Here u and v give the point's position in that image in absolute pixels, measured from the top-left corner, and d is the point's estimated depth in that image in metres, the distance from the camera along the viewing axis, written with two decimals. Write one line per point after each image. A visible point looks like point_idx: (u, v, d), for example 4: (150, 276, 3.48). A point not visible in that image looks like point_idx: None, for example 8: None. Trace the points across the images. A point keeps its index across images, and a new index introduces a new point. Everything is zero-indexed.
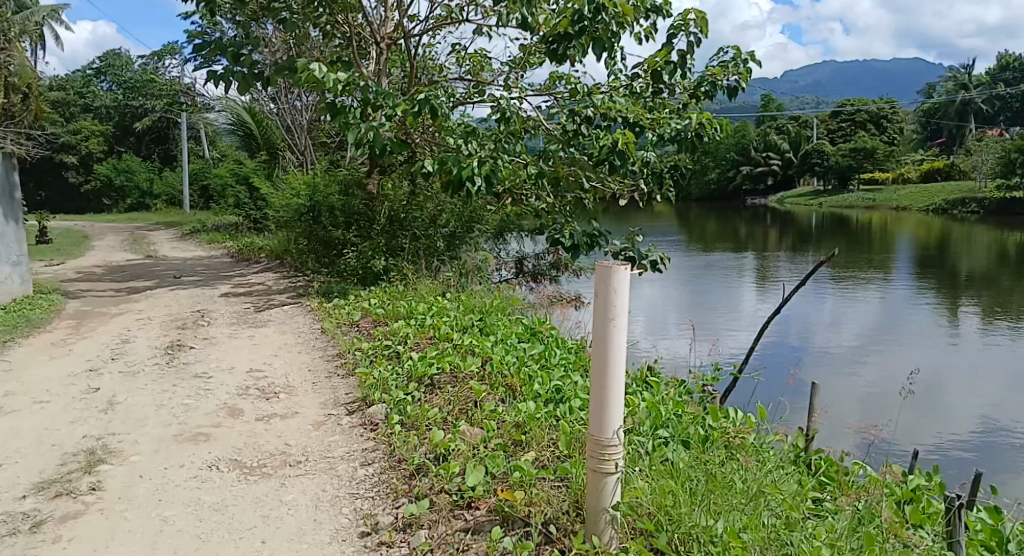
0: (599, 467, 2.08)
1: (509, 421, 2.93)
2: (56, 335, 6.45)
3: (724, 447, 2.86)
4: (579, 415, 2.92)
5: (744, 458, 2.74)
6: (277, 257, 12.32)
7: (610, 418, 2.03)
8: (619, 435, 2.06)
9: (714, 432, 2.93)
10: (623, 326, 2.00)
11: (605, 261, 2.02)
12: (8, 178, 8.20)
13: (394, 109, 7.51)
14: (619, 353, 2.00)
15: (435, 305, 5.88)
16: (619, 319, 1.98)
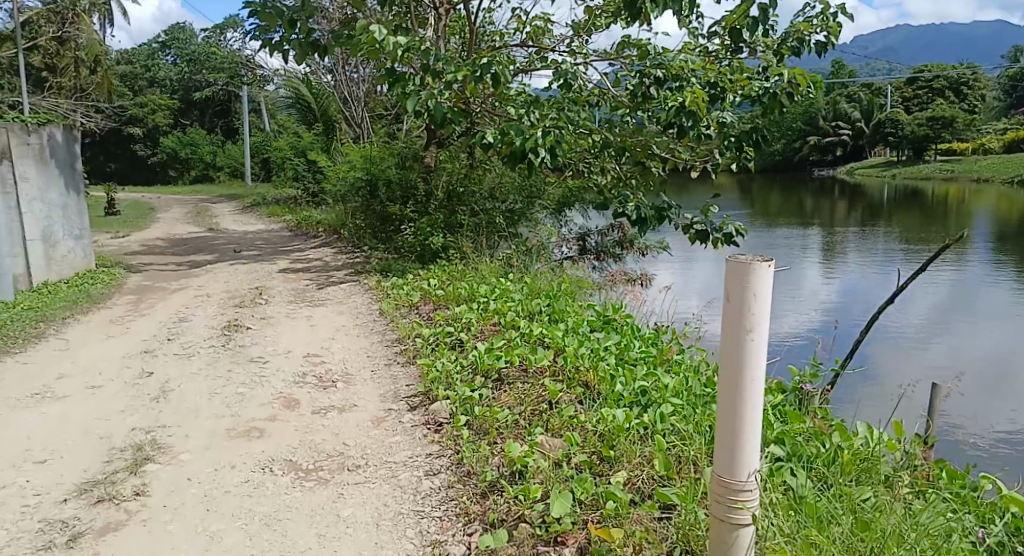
0: (729, 515, 1.83)
1: (594, 433, 2.59)
2: (116, 311, 6.38)
3: (852, 478, 2.47)
4: (673, 428, 2.55)
5: (878, 495, 2.36)
6: (335, 231, 12.19)
7: (744, 451, 1.79)
8: (752, 473, 1.82)
9: (841, 459, 2.53)
10: (761, 339, 1.75)
11: (741, 255, 1.76)
12: (69, 150, 8.19)
13: (454, 77, 7.17)
14: (757, 371, 1.77)
15: (498, 287, 5.55)
16: (758, 331, 1.73)
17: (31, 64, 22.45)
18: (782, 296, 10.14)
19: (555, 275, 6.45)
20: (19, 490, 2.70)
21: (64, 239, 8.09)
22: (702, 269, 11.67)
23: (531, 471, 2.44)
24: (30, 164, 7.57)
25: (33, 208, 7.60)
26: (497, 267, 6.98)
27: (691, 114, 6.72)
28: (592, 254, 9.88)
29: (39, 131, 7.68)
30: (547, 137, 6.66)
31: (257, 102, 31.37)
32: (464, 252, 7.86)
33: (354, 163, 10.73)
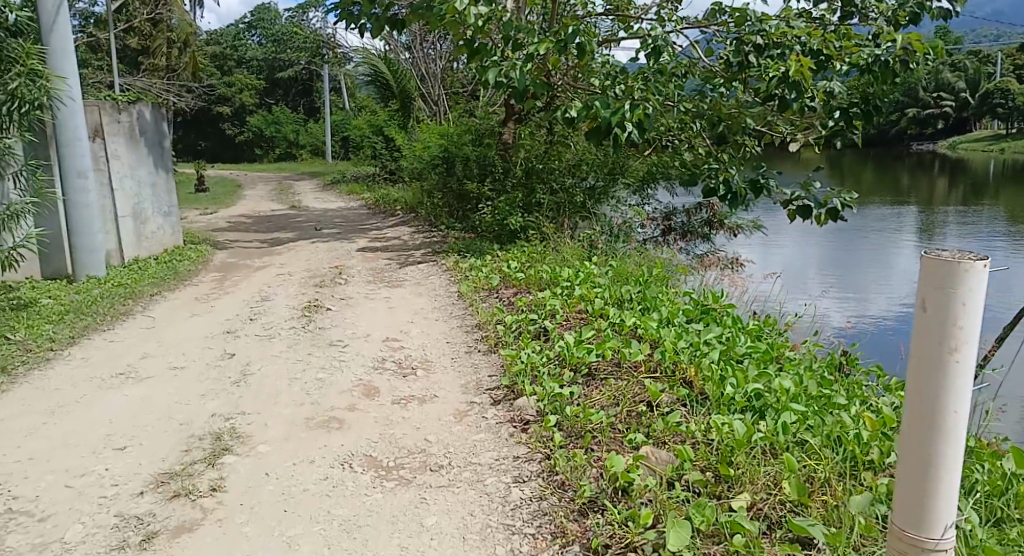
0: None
1: (709, 448, 2.34)
2: (201, 288, 6.42)
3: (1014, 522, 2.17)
4: (801, 451, 2.29)
5: None
6: (412, 209, 12.14)
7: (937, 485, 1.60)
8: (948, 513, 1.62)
9: (999, 507, 2.22)
10: (968, 356, 1.55)
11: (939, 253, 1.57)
12: (157, 128, 8.31)
13: (536, 48, 6.89)
14: (960, 392, 1.57)
15: (583, 271, 5.28)
16: (963, 346, 1.54)
17: (127, 45, 23.31)
18: (878, 276, 9.56)
19: (641, 258, 6.15)
20: (97, 480, 2.63)
21: (153, 216, 8.24)
22: (795, 250, 11.07)
23: (638, 488, 2.19)
24: (121, 142, 7.71)
25: (124, 186, 7.74)
26: (579, 248, 6.70)
27: (795, 85, 6.27)
28: (678, 234, 9.43)
29: (128, 110, 7.82)
30: (636, 111, 6.33)
31: (337, 80, 31.81)
32: (546, 234, 7.59)
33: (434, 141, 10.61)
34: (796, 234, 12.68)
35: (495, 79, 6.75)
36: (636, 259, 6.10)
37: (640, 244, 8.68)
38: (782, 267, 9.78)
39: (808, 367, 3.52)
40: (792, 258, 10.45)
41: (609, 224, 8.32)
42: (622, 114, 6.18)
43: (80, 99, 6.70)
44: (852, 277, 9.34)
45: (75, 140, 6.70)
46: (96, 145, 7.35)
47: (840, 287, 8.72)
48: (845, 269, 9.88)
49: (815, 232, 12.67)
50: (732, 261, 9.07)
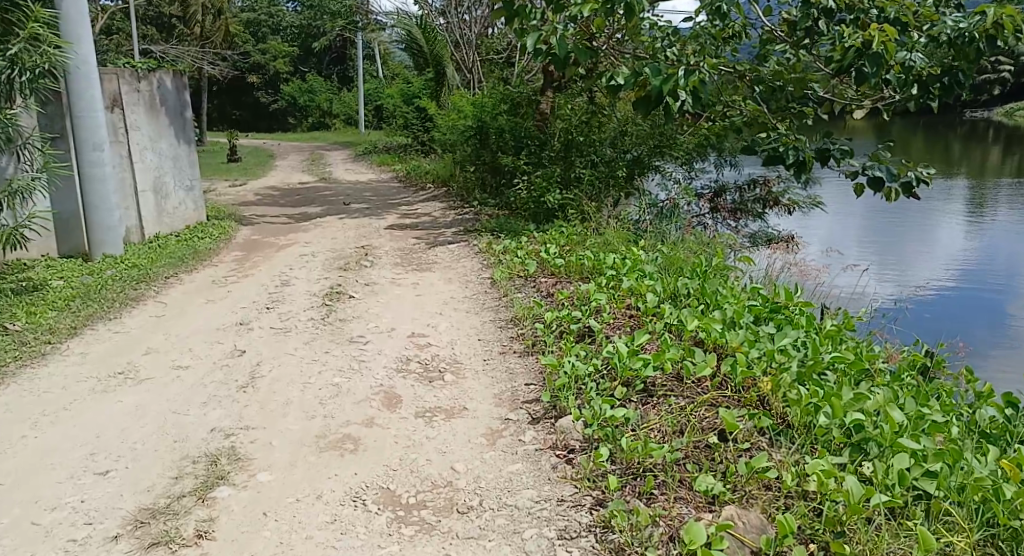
0: None
1: (815, 527, 1.97)
2: (220, 269, 6.05)
3: None
4: (930, 532, 1.93)
5: None
6: (444, 183, 11.67)
7: None
8: None
9: None
10: None
11: None
12: (179, 98, 7.92)
13: (580, 10, 6.35)
14: None
15: (630, 257, 4.80)
16: None
17: (161, 13, 23.04)
18: (941, 252, 8.95)
19: (692, 242, 5.66)
20: (71, 516, 2.26)
21: (175, 191, 7.86)
22: (850, 226, 10.40)
23: None
24: (141, 111, 7.33)
25: (144, 157, 7.38)
26: (623, 231, 6.20)
27: (876, 58, 5.76)
28: (726, 210, 8.83)
29: (149, 78, 7.43)
30: (691, 78, 5.77)
31: (371, 48, 31.31)
32: (588, 214, 7.08)
33: (470, 111, 10.10)
34: (850, 209, 11.95)
35: (534, 46, 6.19)
36: (687, 243, 5.63)
37: (688, 222, 8.13)
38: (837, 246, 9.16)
39: (898, 382, 3.08)
40: (847, 235, 9.80)
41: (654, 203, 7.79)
42: (681, 80, 5.61)
43: (95, 66, 6.32)
44: (909, 255, 8.75)
45: (90, 110, 6.33)
46: (115, 116, 7.00)
47: (902, 268, 8.14)
48: (904, 245, 9.25)
49: (871, 206, 11.92)
50: (784, 242, 8.48)
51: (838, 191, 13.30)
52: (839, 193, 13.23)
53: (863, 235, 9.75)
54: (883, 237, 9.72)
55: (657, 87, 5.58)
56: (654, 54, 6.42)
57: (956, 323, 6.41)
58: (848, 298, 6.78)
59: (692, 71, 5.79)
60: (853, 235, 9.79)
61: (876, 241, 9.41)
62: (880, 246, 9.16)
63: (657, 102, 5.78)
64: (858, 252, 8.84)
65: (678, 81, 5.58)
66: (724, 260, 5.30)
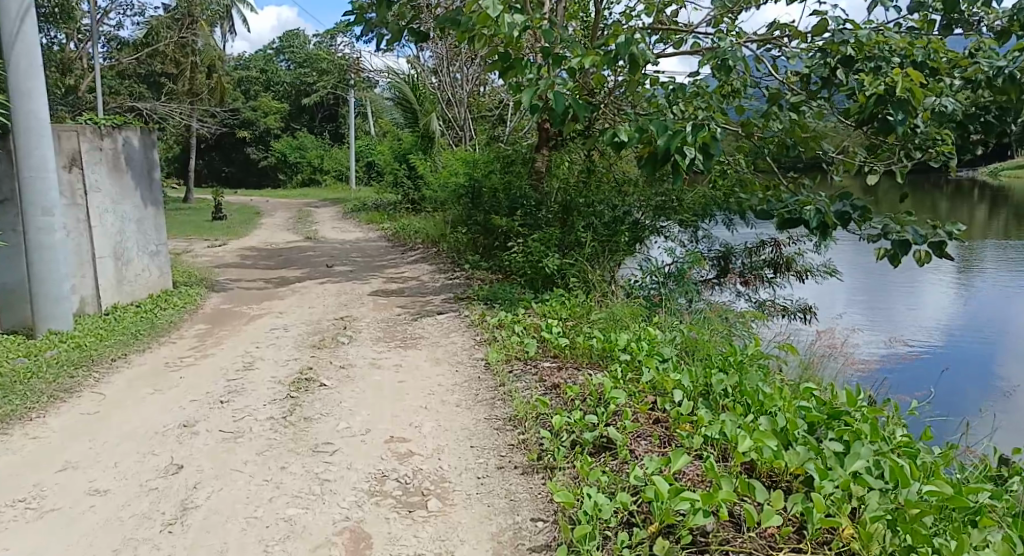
0: None
1: None
2: (177, 347, 5.35)
3: None
4: None
5: None
6: (433, 243, 11.09)
7: None
8: None
9: None
10: None
11: None
12: (148, 156, 7.28)
13: (582, 62, 5.84)
14: None
15: (645, 338, 4.15)
16: None
17: (150, 71, 22.76)
18: (965, 313, 8.35)
19: (709, 318, 5.06)
20: None
21: (138, 256, 7.17)
22: (862, 288, 9.82)
23: None
24: (102, 171, 6.71)
25: (104, 221, 6.73)
26: (633, 304, 5.56)
27: (902, 104, 5.24)
28: (737, 276, 8.20)
29: (113, 135, 6.82)
30: (700, 132, 5.16)
31: (363, 106, 31.21)
32: (601, 286, 6.47)
33: (463, 169, 9.58)
34: (858, 269, 11.39)
35: (529, 101, 5.63)
36: (706, 319, 5.04)
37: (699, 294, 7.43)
38: (856, 312, 8.50)
39: (1005, 504, 2.49)
40: (863, 298, 9.18)
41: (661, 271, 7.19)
42: (693, 134, 5.01)
43: (51, 124, 5.70)
44: (933, 317, 8.15)
45: (39, 170, 5.68)
46: (72, 176, 6.40)
47: (927, 331, 7.54)
48: (924, 306, 8.67)
49: (884, 265, 11.32)
50: (799, 309, 7.85)
51: (851, 253, 12.73)
52: (851, 256, 12.67)
53: (877, 298, 9.15)
54: (900, 298, 9.14)
55: (665, 142, 4.99)
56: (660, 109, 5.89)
57: (999, 386, 5.89)
58: (868, 365, 6.24)
59: (703, 126, 5.20)
60: (869, 297, 9.19)
61: (893, 305, 8.77)
62: (899, 310, 8.53)
63: (665, 160, 5.20)
64: (877, 316, 8.20)
65: (689, 134, 4.99)
66: (740, 340, 4.73)
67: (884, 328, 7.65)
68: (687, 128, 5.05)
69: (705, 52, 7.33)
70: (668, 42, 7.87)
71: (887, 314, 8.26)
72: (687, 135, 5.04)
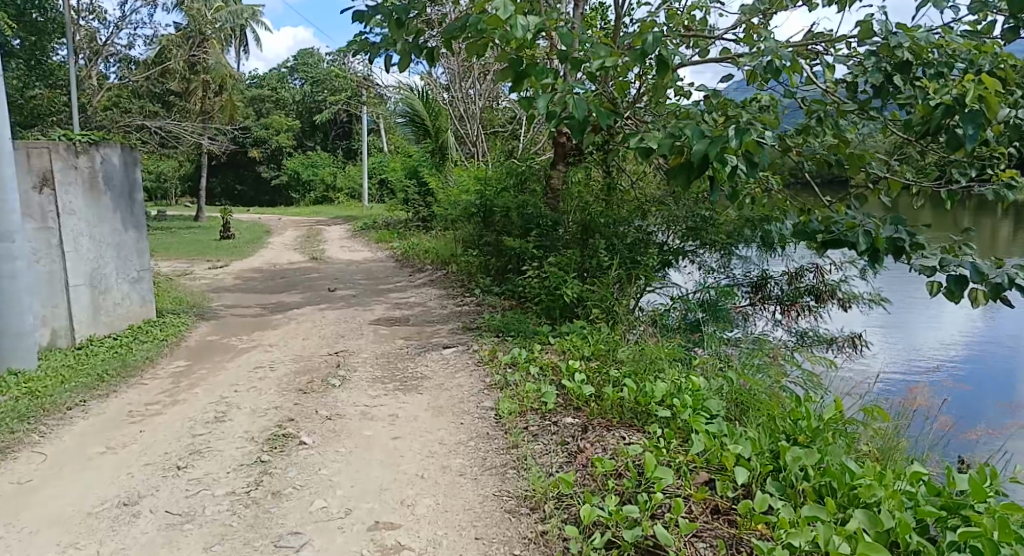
0: None
1: None
2: (146, 391, 4.74)
3: None
4: None
5: None
6: (443, 262, 10.47)
7: None
8: None
9: None
10: None
11: None
12: (132, 176, 6.67)
13: (605, 65, 5.19)
14: None
15: (685, 387, 3.49)
16: None
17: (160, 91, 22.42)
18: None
19: (753, 357, 4.43)
20: None
21: (117, 284, 6.53)
22: (909, 294, 9.03)
23: None
24: (76, 193, 6.10)
25: (78, 246, 6.12)
26: (665, 341, 4.89)
27: (975, 116, 4.35)
28: (775, 304, 7.52)
29: (90, 152, 6.23)
30: (744, 137, 4.51)
31: (374, 123, 30.77)
32: (629, 316, 5.89)
33: (476, 187, 8.89)
34: (901, 276, 10.57)
35: (546, 110, 4.96)
36: (750, 359, 4.42)
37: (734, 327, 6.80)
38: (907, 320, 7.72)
39: None
40: (914, 307, 8.35)
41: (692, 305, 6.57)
42: (736, 140, 4.35)
43: (11, 141, 5.12)
44: (993, 328, 7.37)
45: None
46: (43, 198, 5.83)
47: (990, 344, 6.78)
48: (980, 316, 7.86)
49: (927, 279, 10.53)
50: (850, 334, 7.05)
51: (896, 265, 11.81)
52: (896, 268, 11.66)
53: (927, 306, 8.36)
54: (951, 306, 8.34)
55: (700, 149, 4.33)
56: (690, 120, 5.20)
57: None
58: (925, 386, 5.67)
59: (747, 130, 4.53)
60: (918, 306, 8.41)
61: (945, 315, 7.97)
62: (953, 320, 7.73)
63: (701, 171, 4.56)
64: (932, 327, 7.40)
65: (731, 141, 4.34)
66: (800, 389, 4.08)
67: (940, 342, 6.91)
68: (730, 133, 4.38)
69: (738, 58, 6.64)
70: (695, 48, 7.20)
71: (941, 324, 7.48)
72: (729, 142, 4.39)
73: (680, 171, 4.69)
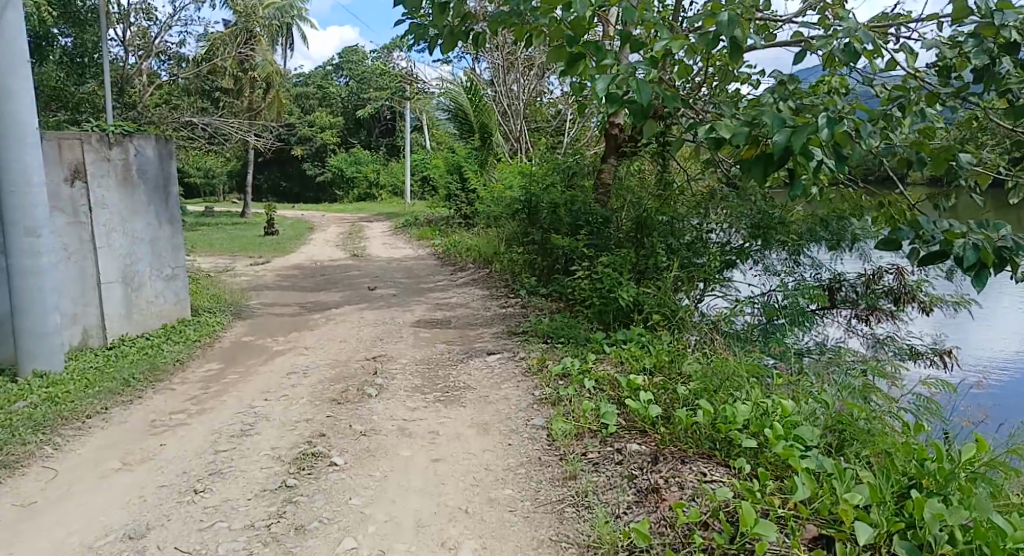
0: None
1: None
2: (172, 397, 4.43)
3: None
4: None
5: None
6: (486, 261, 10.07)
7: None
8: None
9: None
10: None
11: None
12: (166, 167, 6.40)
13: (670, 46, 4.69)
14: None
15: (769, 412, 3.11)
16: None
17: None
18: None
19: (840, 377, 3.93)
20: None
21: (152, 281, 6.27)
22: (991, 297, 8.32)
23: None
24: (109, 185, 5.86)
25: (111, 241, 5.87)
26: (736, 354, 4.45)
27: None
28: (848, 308, 6.86)
29: (123, 143, 5.96)
30: (834, 127, 4.06)
31: (417, 120, 30.59)
32: (687, 321, 5.44)
33: (523, 182, 8.43)
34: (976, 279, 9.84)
35: (606, 93, 4.50)
36: (840, 379, 3.91)
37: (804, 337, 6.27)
38: (992, 330, 7.08)
39: None
40: (998, 312, 7.66)
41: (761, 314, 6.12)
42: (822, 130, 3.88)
43: (37, 131, 4.85)
44: None
45: (22, 185, 4.82)
46: (75, 191, 5.58)
47: None
48: None
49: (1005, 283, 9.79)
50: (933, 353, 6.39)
51: None
52: None
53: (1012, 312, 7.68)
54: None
55: (779, 139, 3.87)
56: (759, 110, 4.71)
57: None
58: None
59: (836, 120, 4.07)
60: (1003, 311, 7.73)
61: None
62: None
63: (780, 164, 4.11)
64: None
65: (816, 131, 3.88)
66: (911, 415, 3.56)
67: None
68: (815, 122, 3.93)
69: (811, 41, 6.08)
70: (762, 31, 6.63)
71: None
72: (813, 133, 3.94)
73: (755, 163, 4.25)
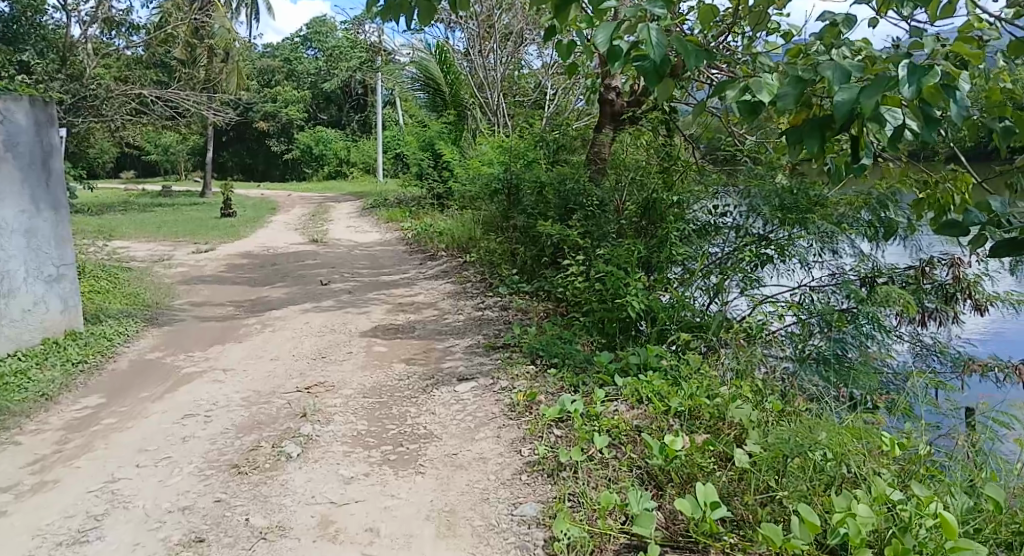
0: None
1: None
2: (10, 459, 3.13)
3: None
4: None
5: None
6: (460, 248, 8.81)
7: None
8: None
9: None
10: None
11: None
12: (44, 139, 4.98)
13: None
14: None
15: (898, 523, 2.09)
16: None
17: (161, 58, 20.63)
18: None
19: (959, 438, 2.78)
20: None
21: (27, 284, 4.91)
22: None
23: None
24: None
25: None
26: (795, 400, 3.29)
27: None
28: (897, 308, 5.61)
29: None
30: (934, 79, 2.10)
31: (389, 96, 29.03)
32: (721, 324, 4.40)
33: (503, 157, 7.10)
34: None
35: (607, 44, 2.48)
36: (953, 448, 2.76)
37: (853, 348, 5.04)
38: None
39: None
40: None
41: (801, 322, 5.05)
42: (923, 81, 2.02)
43: None
44: None
45: None
46: None
47: None
48: None
49: None
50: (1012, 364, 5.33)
51: None
52: None
53: None
54: None
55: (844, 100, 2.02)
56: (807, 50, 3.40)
57: None
58: None
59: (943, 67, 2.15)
60: None
61: None
62: None
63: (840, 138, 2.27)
64: None
65: (913, 89, 2.00)
66: None
67: None
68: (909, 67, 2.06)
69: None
70: None
71: None
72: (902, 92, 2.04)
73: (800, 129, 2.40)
